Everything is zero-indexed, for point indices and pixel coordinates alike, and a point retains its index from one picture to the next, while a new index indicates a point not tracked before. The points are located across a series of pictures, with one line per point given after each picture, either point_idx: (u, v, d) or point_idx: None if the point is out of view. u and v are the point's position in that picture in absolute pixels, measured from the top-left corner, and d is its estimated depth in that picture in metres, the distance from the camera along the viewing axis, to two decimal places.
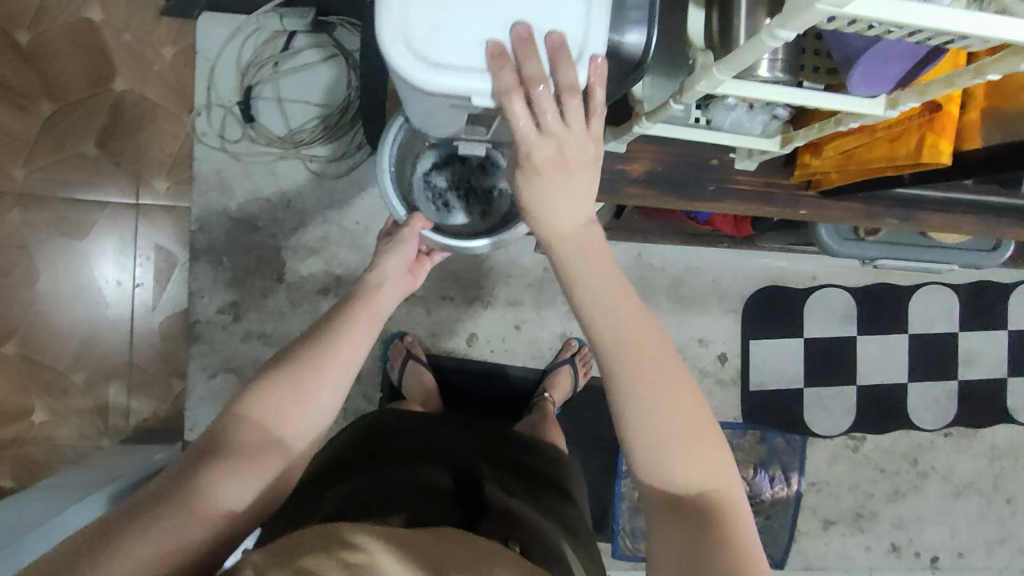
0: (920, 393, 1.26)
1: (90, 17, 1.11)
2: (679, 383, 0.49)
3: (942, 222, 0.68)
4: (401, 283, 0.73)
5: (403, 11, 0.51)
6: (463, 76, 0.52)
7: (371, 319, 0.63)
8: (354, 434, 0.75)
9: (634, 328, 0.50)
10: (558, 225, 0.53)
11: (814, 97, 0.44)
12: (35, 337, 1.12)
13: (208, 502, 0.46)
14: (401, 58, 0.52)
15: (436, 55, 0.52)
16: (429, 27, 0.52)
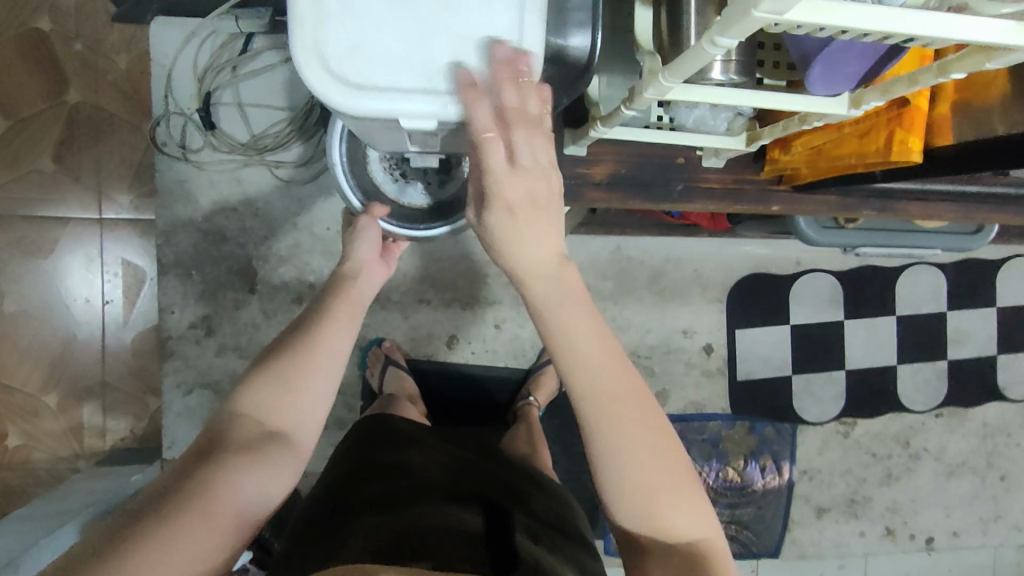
0: (909, 374, 1.24)
1: (38, 26, 1.07)
2: (662, 441, 0.51)
3: (921, 211, 0.65)
4: (377, 273, 0.72)
5: (315, 24, 0.43)
6: (391, 98, 0.44)
7: (349, 326, 0.64)
8: (339, 466, 0.68)
9: (617, 394, 0.49)
10: (529, 262, 0.45)
11: (771, 97, 0.43)
12: (3, 361, 1.09)
13: (217, 495, 0.49)
14: (317, 81, 0.43)
15: (358, 75, 0.43)
16: (347, 41, 0.43)
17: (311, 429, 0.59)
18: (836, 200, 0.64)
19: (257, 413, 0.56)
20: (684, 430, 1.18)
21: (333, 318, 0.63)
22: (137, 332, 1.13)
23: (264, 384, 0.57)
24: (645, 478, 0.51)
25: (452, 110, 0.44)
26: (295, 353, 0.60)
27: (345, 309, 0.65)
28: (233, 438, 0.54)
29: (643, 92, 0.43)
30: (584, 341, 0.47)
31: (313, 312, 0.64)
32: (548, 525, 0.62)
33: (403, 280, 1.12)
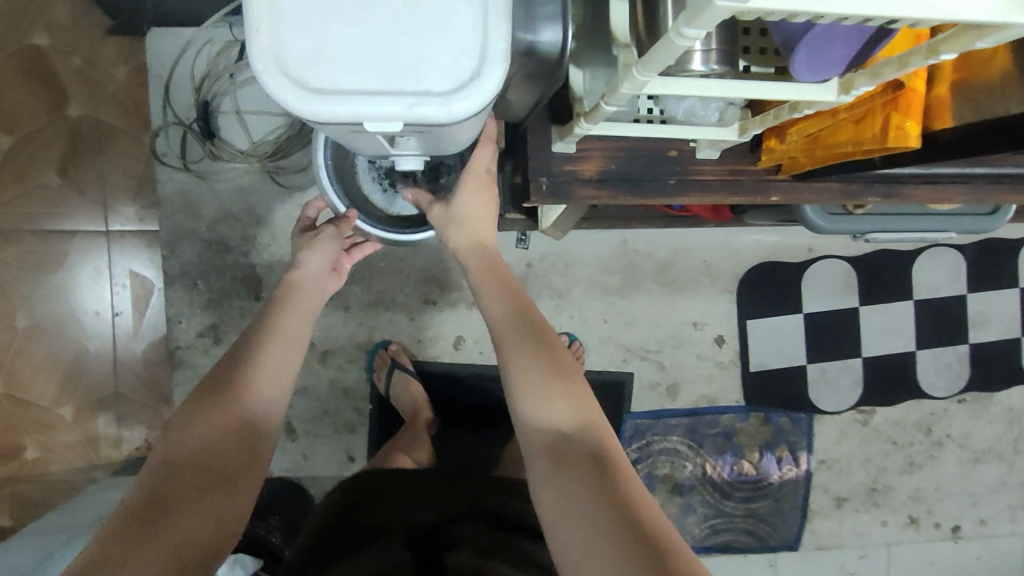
0: (929, 359, 1.21)
1: (37, 42, 1.07)
2: (567, 388, 0.60)
3: (929, 194, 0.63)
4: (324, 282, 0.76)
5: (273, 28, 0.41)
6: (354, 100, 0.41)
7: (290, 346, 0.67)
8: (340, 494, 0.73)
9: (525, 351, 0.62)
10: (473, 245, 0.72)
11: (754, 86, 0.41)
12: (17, 375, 1.10)
13: (189, 457, 0.55)
14: (277, 86, 0.41)
15: (320, 79, 0.41)
16: (306, 43, 0.41)
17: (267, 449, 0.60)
18: (838, 186, 0.62)
19: (206, 438, 0.57)
20: (696, 424, 1.17)
21: (274, 337, 0.66)
22: (147, 343, 1.13)
23: (211, 412, 0.59)
24: (551, 417, 0.58)
25: (419, 111, 0.42)
26: (236, 383, 0.61)
27: (289, 321, 0.68)
28: (181, 468, 0.54)
29: (619, 87, 0.42)
30: (499, 304, 0.67)
31: (255, 331, 0.67)
32: (503, 531, 0.65)
33: (407, 281, 1.11)
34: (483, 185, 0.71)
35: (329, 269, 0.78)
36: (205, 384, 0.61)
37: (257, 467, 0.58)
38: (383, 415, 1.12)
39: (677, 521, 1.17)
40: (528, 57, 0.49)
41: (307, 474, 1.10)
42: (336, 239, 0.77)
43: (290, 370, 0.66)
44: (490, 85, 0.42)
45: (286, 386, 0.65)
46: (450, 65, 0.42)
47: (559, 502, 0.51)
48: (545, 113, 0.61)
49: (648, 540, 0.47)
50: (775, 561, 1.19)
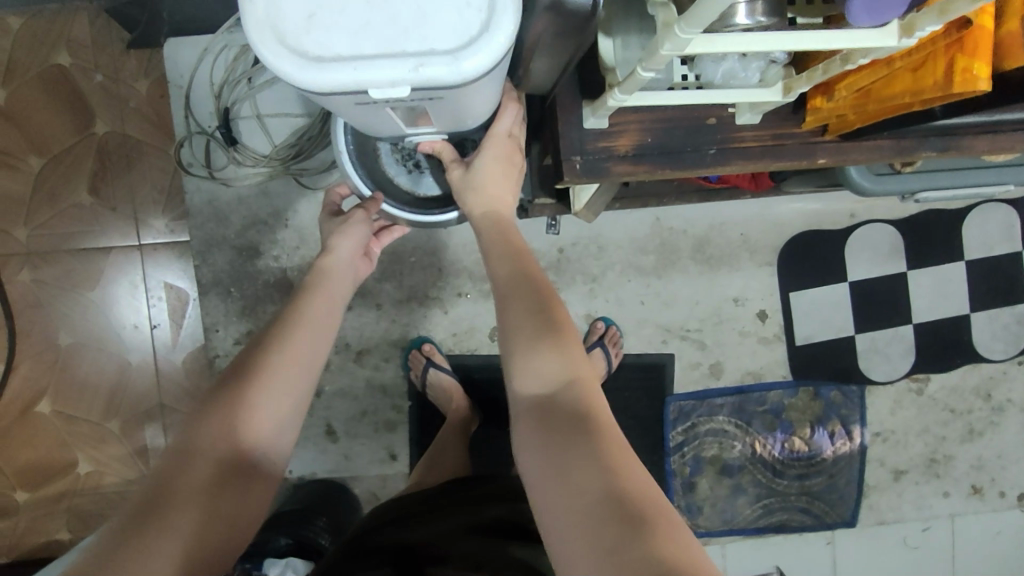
0: (985, 322, 1.16)
1: (60, 62, 1.08)
2: (560, 345, 0.55)
3: (990, 145, 0.59)
4: (353, 269, 0.72)
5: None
6: (354, 65, 0.38)
7: (318, 334, 0.61)
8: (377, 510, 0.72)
9: (517, 311, 0.58)
10: (487, 209, 0.67)
11: (807, 37, 0.38)
12: (65, 392, 1.12)
13: (190, 451, 0.51)
14: (273, 57, 0.38)
15: (319, 46, 0.38)
16: (300, 8, 0.38)
17: (284, 442, 0.57)
18: (889, 143, 0.59)
19: (218, 428, 0.52)
20: (742, 402, 1.14)
21: (299, 323, 0.61)
22: (186, 353, 1.13)
23: (225, 400, 0.54)
24: (541, 379, 0.53)
25: (426, 72, 0.38)
26: (252, 368, 0.56)
27: (316, 309, 0.64)
28: (192, 459, 0.51)
29: (659, 49, 0.39)
30: (500, 264, 0.63)
31: (280, 318, 0.62)
32: (496, 537, 0.61)
33: (438, 275, 1.10)
34: (506, 151, 0.67)
35: (361, 253, 0.75)
36: (227, 371, 0.57)
37: (269, 459, 0.55)
38: (423, 411, 1.12)
39: (729, 503, 1.14)
40: (554, 11, 0.45)
41: (351, 475, 1.10)
42: (366, 223, 0.75)
43: (318, 357, 0.60)
44: (501, 39, 0.38)
45: (312, 373, 0.60)
46: (455, 20, 0.38)
47: (541, 465, 0.48)
48: (574, 86, 0.58)
49: (626, 508, 0.43)
50: (832, 539, 1.15)
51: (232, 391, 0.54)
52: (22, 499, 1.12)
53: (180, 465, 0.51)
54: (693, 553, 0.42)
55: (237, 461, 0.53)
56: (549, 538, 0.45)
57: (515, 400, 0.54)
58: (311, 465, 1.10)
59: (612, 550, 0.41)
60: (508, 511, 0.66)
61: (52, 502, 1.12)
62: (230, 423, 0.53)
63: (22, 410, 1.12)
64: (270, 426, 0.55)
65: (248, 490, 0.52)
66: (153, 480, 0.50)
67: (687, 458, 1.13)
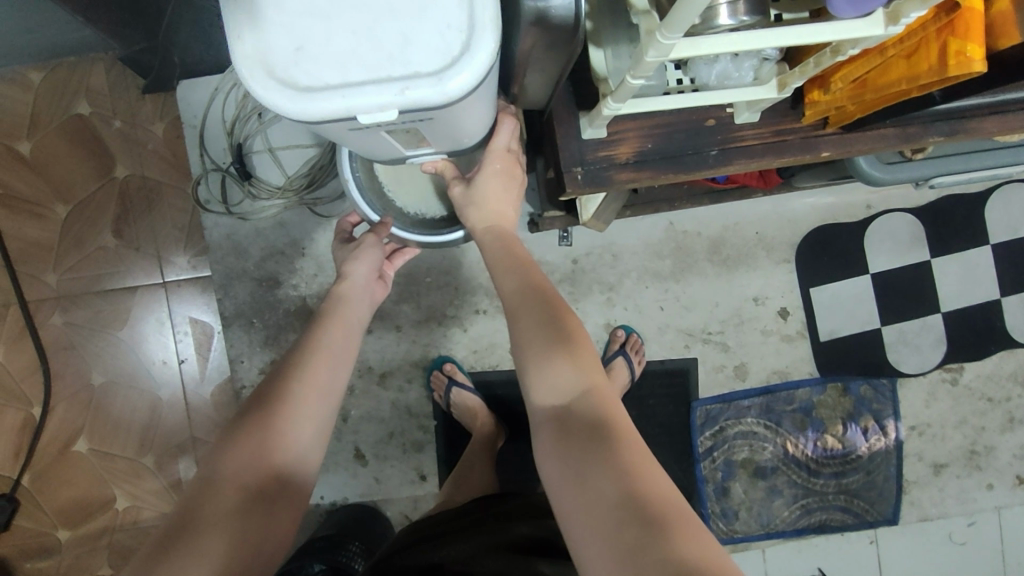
0: (1016, 306, 1.13)
1: (80, 111, 1.12)
2: (572, 355, 0.55)
3: (1000, 127, 0.58)
4: (368, 293, 0.73)
5: (254, 31, 0.39)
6: (343, 92, 0.39)
7: (338, 359, 0.63)
8: (403, 533, 0.71)
9: (529, 323, 0.59)
10: (491, 224, 0.69)
11: (793, 33, 0.38)
12: (100, 430, 1.15)
13: (216, 477, 0.52)
14: (264, 91, 0.39)
15: (308, 77, 0.39)
16: (288, 41, 0.39)
17: (309, 466, 0.58)
18: (895, 131, 0.58)
19: (244, 453, 0.53)
20: (771, 403, 1.12)
21: (319, 350, 0.62)
22: (213, 385, 1.15)
23: (250, 426, 0.55)
24: (556, 390, 0.53)
25: (412, 95, 0.39)
26: (275, 395, 0.58)
27: (334, 334, 0.65)
28: (220, 486, 0.52)
29: (644, 56, 0.40)
30: (512, 278, 0.63)
31: (299, 345, 0.63)
32: (525, 553, 0.60)
33: (456, 293, 1.11)
34: (508, 165, 0.67)
35: (376, 276, 0.77)
36: (252, 398, 0.58)
37: (296, 482, 0.56)
38: (448, 429, 1.12)
39: (765, 506, 1.11)
40: (540, 26, 0.45)
41: (381, 497, 1.11)
42: (378, 247, 0.77)
43: (338, 384, 0.62)
44: (483, 57, 0.39)
45: (333, 400, 0.61)
46: (437, 41, 0.39)
47: (560, 473, 0.48)
48: (569, 95, 0.59)
49: (644, 512, 0.42)
50: (874, 538, 1.12)
51: (257, 417, 0.56)
52: (64, 536, 1.15)
53: (208, 490, 0.51)
54: (713, 553, 0.41)
55: (263, 486, 0.53)
56: (572, 544, 0.45)
57: (531, 413, 0.55)
58: (342, 490, 1.11)
59: (632, 551, 0.41)
60: (533, 529, 0.65)
61: (93, 537, 1.15)
62: (254, 448, 0.54)
63: (61, 448, 1.15)
64: (295, 450, 0.56)
65: (275, 516, 0.53)
66: (183, 504, 0.51)
67: (717, 463, 1.12)
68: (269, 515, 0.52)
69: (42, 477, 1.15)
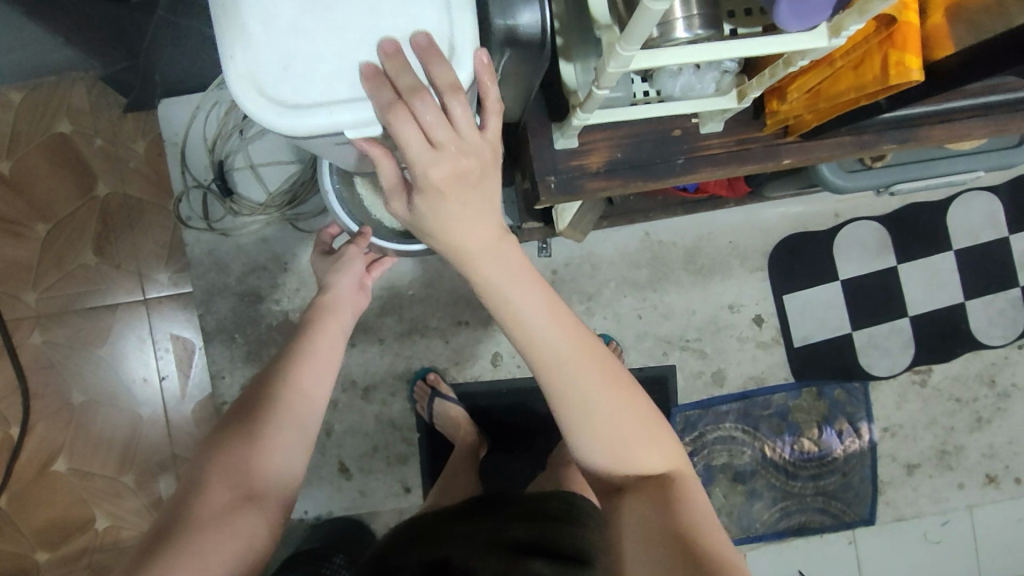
0: (980, 308, 1.17)
1: (61, 130, 1.13)
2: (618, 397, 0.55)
3: (948, 133, 0.61)
4: (354, 302, 0.75)
5: (245, 51, 0.43)
6: (326, 110, 0.44)
7: (320, 366, 0.65)
8: (387, 542, 0.69)
9: (579, 374, 0.53)
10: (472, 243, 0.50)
11: (745, 45, 0.41)
12: (79, 450, 1.14)
13: (200, 484, 0.53)
14: (255, 107, 0.43)
15: (295, 94, 0.43)
16: (276, 61, 0.43)
17: (294, 473, 0.58)
18: (851, 139, 0.61)
19: (227, 460, 0.55)
20: (748, 407, 1.14)
21: (303, 361, 0.64)
22: (195, 402, 1.15)
23: (235, 435, 0.56)
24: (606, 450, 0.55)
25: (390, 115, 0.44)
26: (259, 404, 0.59)
27: (317, 344, 0.66)
28: (205, 490, 0.53)
29: (606, 66, 0.42)
30: (541, 326, 0.52)
31: (283, 355, 0.65)
32: (518, 551, 0.56)
33: (437, 306, 1.12)
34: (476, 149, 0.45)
35: (360, 286, 0.78)
36: (234, 411, 0.60)
37: (280, 489, 0.56)
38: (432, 440, 1.13)
39: (744, 510, 1.14)
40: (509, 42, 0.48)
41: (366, 510, 1.11)
42: (359, 258, 0.78)
43: (322, 394, 0.64)
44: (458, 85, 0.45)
45: (317, 410, 0.62)
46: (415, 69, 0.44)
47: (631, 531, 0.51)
48: (540, 108, 0.61)
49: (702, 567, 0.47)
50: (852, 538, 1.15)
51: (242, 426, 0.57)
52: (42, 559, 1.13)
53: (191, 494, 0.52)
54: None
55: (248, 491, 0.54)
56: None
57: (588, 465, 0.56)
58: (326, 503, 1.11)
59: None
60: (527, 530, 0.62)
61: (72, 559, 1.13)
62: (236, 454, 0.55)
63: (39, 469, 1.14)
64: (280, 458, 0.57)
65: (258, 518, 0.53)
66: (169, 511, 0.52)
67: (698, 468, 1.14)
68: (253, 520, 0.53)
69: (20, 499, 1.13)
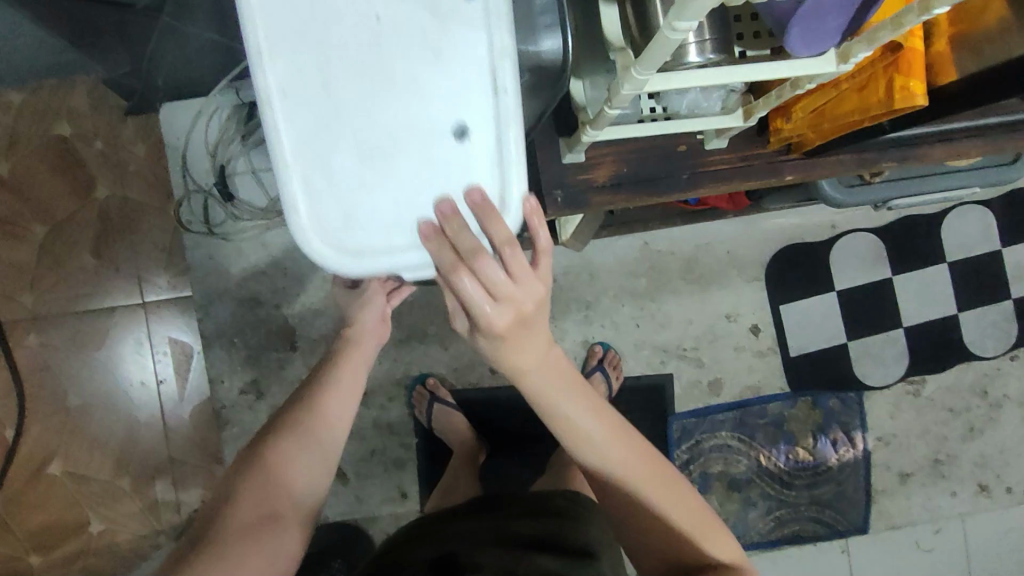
0: (973, 320, 1.18)
1: (61, 132, 1.12)
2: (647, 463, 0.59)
3: (947, 152, 0.62)
4: (378, 334, 0.75)
5: (311, 205, 0.51)
6: (387, 258, 0.52)
7: (346, 392, 0.67)
8: (396, 535, 0.72)
9: (611, 452, 0.58)
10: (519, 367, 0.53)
11: (755, 69, 0.42)
12: (75, 453, 1.13)
13: (229, 498, 0.55)
14: (319, 248, 0.51)
15: (353, 242, 0.52)
16: (337, 212, 0.51)
17: (316, 493, 0.61)
18: (852, 157, 0.62)
19: (255, 477, 0.57)
20: (744, 416, 1.15)
21: (329, 385, 0.66)
22: (193, 406, 1.15)
23: (263, 453, 0.59)
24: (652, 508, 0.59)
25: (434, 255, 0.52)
26: (286, 425, 0.62)
27: (343, 370, 0.69)
28: (233, 503, 0.55)
29: (619, 89, 0.43)
30: (576, 415, 0.56)
31: (312, 379, 0.68)
32: (523, 548, 0.60)
33: (437, 312, 1.13)
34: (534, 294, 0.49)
35: (380, 320, 0.75)
36: (262, 432, 0.62)
37: (303, 508, 0.59)
38: (430, 446, 1.13)
39: (739, 518, 1.15)
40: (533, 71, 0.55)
41: (364, 516, 1.11)
42: (382, 293, 0.74)
43: (347, 418, 0.66)
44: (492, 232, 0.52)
45: (342, 432, 0.65)
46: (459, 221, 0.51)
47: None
48: (549, 125, 0.62)
49: None
50: (845, 546, 1.16)
51: (271, 444, 0.60)
52: (36, 562, 1.13)
53: (220, 509, 0.55)
54: None
55: (272, 509, 0.56)
56: None
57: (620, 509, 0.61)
58: (323, 509, 1.11)
59: None
60: (533, 525, 0.66)
61: (66, 563, 1.13)
62: (264, 471, 0.58)
63: (34, 472, 1.13)
64: (305, 478, 0.60)
65: (282, 535, 0.55)
66: (200, 523, 0.54)
67: (694, 476, 1.15)
68: (281, 536, 0.55)
69: (14, 502, 1.13)
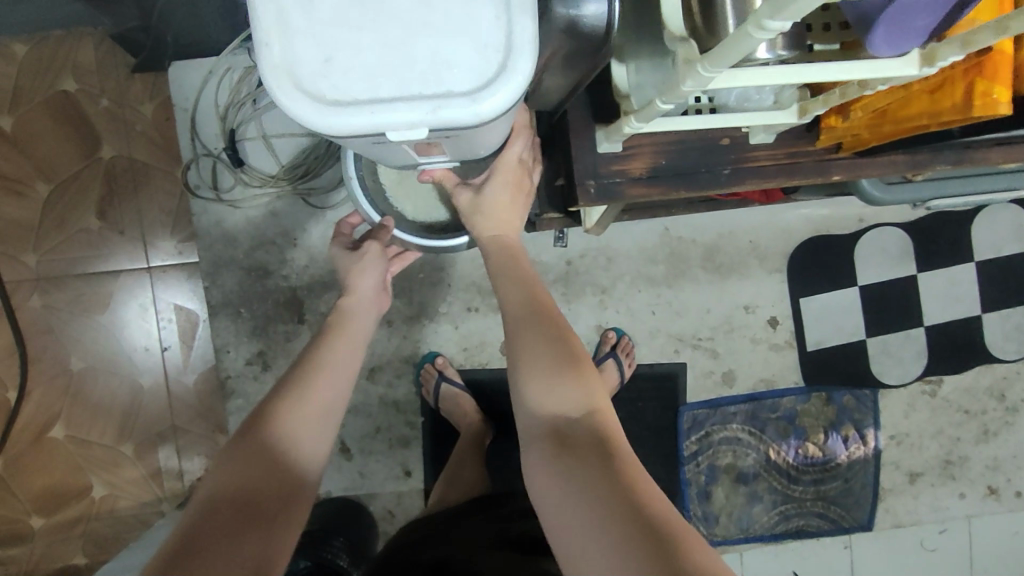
0: (996, 322, 1.16)
1: (65, 88, 1.08)
2: (580, 377, 0.56)
3: (1005, 156, 0.58)
4: (376, 305, 0.75)
5: (282, 39, 0.40)
6: (375, 108, 0.41)
7: (339, 372, 0.64)
8: (405, 529, 0.71)
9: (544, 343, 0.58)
10: (497, 234, 0.69)
11: (831, 68, 0.39)
12: (78, 416, 1.12)
13: (214, 490, 0.53)
14: (292, 97, 0.40)
15: (337, 90, 0.41)
16: (317, 52, 0.40)
17: (309, 482, 0.58)
18: (904, 158, 0.58)
19: (241, 469, 0.54)
20: (756, 409, 1.13)
21: (321, 367, 0.63)
22: (197, 374, 1.13)
23: (251, 443, 0.56)
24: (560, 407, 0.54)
25: (444, 113, 0.41)
26: (274, 414, 0.58)
27: (337, 351, 0.66)
28: (218, 500, 0.52)
29: (681, 84, 0.40)
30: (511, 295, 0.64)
31: (304, 358, 0.65)
32: (530, 550, 0.59)
33: (448, 290, 1.10)
34: (516, 176, 0.67)
35: (380, 288, 0.76)
36: (250, 419, 0.59)
37: (297, 501, 0.56)
38: (436, 426, 1.12)
39: (744, 512, 1.13)
40: (570, 33, 0.48)
41: (366, 492, 1.10)
42: (380, 258, 0.76)
43: (340, 400, 0.63)
44: (517, 79, 0.41)
45: (334, 418, 0.62)
46: (473, 60, 0.41)
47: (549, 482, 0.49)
48: (585, 107, 0.59)
49: (649, 524, 0.43)
50: (848, 543, 1.15)
51: (259, 434, 0.57)
52: (37, 524, 1.12)
53: (207, 510, 0.51)
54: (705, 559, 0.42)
55: (262, 504, 0.53)
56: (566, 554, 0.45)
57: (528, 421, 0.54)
58: (327, 484, 1.10)
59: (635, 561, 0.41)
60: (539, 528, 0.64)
61: (67, 526, 1.12)
62: (254, 462, 0.55)
63: (36, 435, 1.12)
64: (299, 469, 0.58)
65: (276, 530, 0.52)
66: (184, 529, 0.50)
67: (702, 467, 1.13)
68: (273, 529, 0.52)
69: (15, 463, 1.12)
